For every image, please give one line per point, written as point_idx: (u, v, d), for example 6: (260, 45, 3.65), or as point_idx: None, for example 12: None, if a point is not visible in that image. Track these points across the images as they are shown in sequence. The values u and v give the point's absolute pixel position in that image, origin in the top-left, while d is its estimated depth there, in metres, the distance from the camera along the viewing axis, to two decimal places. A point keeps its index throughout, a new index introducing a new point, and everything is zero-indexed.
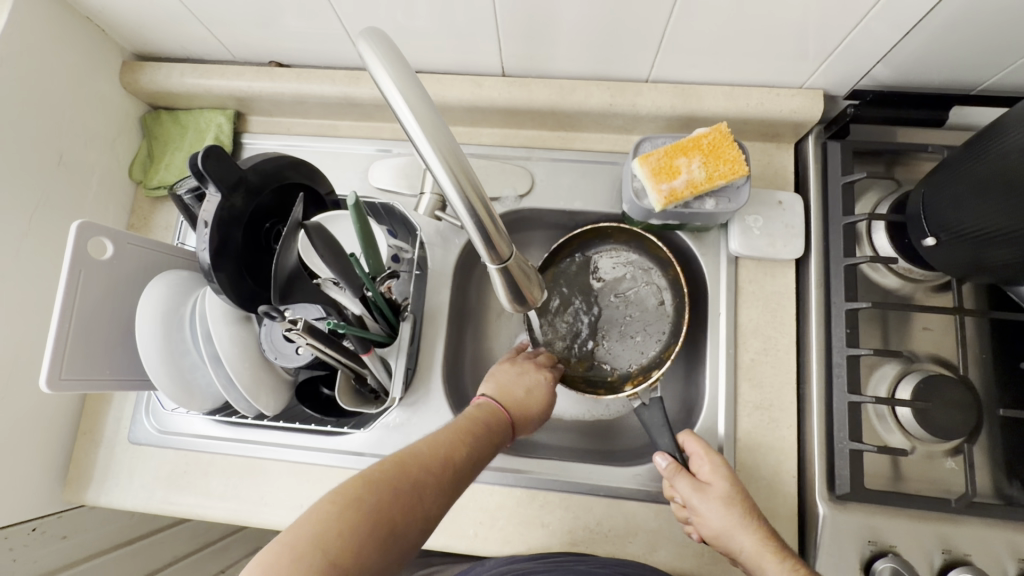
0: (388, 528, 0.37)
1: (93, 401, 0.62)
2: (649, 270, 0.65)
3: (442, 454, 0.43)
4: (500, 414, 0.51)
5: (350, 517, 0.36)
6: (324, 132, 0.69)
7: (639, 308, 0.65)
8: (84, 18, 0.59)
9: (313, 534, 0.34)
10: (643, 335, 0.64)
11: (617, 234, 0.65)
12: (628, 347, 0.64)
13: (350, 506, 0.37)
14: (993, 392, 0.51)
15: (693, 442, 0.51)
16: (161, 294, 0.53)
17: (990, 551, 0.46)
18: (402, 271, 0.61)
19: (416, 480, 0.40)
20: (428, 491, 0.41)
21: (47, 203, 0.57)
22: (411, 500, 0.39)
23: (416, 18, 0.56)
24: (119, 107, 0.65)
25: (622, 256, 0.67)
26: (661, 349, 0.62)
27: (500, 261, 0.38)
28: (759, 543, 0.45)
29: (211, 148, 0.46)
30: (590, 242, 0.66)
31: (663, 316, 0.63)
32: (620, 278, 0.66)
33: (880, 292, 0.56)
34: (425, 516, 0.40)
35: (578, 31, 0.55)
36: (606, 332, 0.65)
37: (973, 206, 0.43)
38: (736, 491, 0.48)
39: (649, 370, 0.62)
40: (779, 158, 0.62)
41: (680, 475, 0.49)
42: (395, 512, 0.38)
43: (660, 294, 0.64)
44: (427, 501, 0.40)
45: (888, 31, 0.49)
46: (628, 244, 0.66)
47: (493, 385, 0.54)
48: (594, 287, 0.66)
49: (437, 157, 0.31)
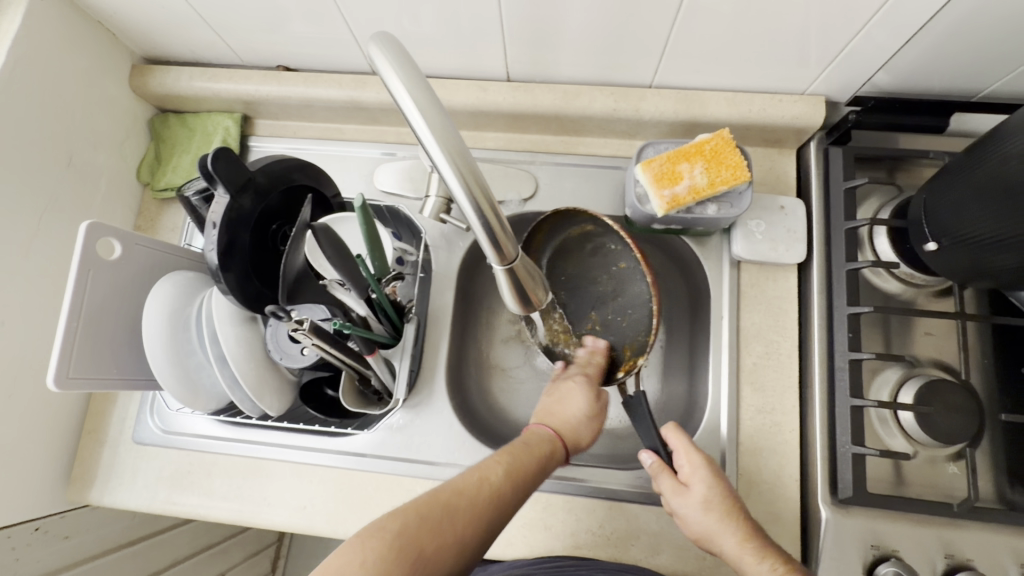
0: (418, 555, 0.37)
1: (99, 401, 0.63)
2: (624, 249, 0.61)
3: (480, 480, 0.42)
4: (549, 439, 0.50)
5: (378, 547, 0.36)
6: (330, 135, 0.70)
7: (621, 290, 0.62)
8: (95, 22, 0.60)
9: (340, 565, 0.34)
10: (631, 317, 0.61)
11: (583, 212, 0.60)
12: (617, 330, 0.62)
13: (382, 538, 0.36)
14: (995, 396, 0.51)
15: (675, 438, 0.50)
16: (168, 294, 0.53)
17: (992, 556, 0.46)
18: (407, 274, 0.60)
19: (450, 506, 0.40)
20: (464, 519, 0.40)
21: (57, 203, 0.57)
22: (443, 527, 0.38)
23: (421, 24, 0.57)
24: (128, 110, 0.66)
25: (594, 235, 0.62)
26: (646, 334, 0.59)
27: (507, 263, 0.38)
28: (739, 545, 0.44)
29: (221, 149, 0.46)
30: (559, 224, 0.62)
31: (645, 297, 0.60)
32: (598, 259, 0.63)
33: (880, 296, 0.56)
34: (460, 544, 0.39)
35: (583, 36, 0.55)
36: (598, 316, 0.63)
37: (972, 210, 0.44)
38: (715, 493, 0.46)
39: (638, 355, 0.59)
40: (782, 164, 0.63)
41: (663, 474, 0.49)
42: (427, 541, 0.37)
43: (638, 274, 0.61)
44: (462, 529, 0.39)
45: (889, 39, 0.49)
46: (595, 220, 0.61)
47: (538, 411, 0.54)
48: (573, 269, 0.64)
49: (445, 158, 0.31)
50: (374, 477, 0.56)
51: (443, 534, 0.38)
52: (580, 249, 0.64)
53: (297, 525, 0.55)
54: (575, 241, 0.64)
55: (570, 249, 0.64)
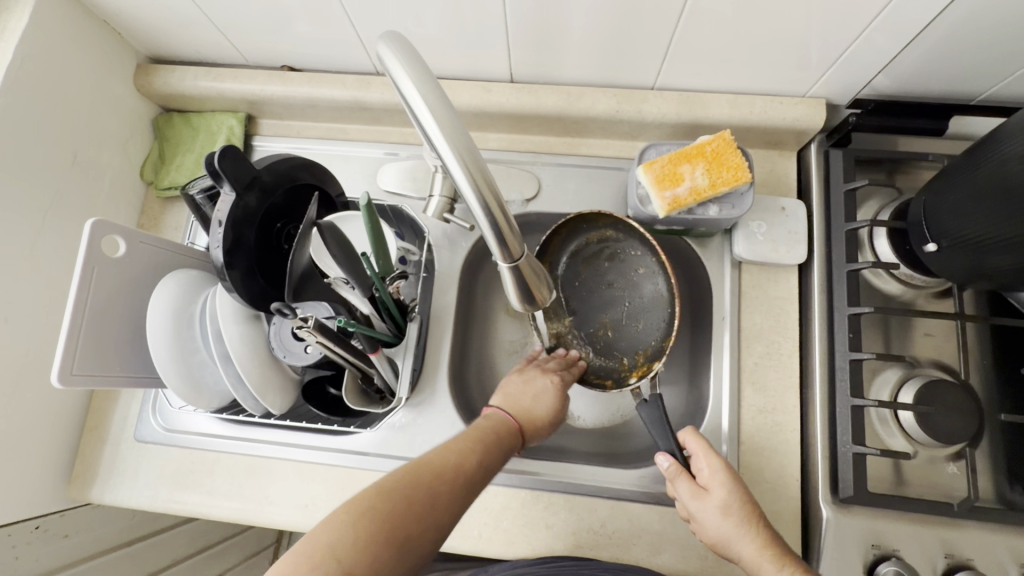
0: (404, 532, 0.38)
1: (100, 399, 0.63)
2: (641, 254, 0.63)
3: (451, 459, 0.43)
4: (511, 427, 0.51)
5: (367, 525, 0.36)
6: (334, 135, 0.70)
7: (635, 294, 0.63)
8: (101, 21, 0.61)
9: (330, 543, 0.35)
10: (646, 323, 0.62)
11: (603, 216, 0.62)
12: (631, 336, 0.63)
13: (372, 515, 0.37)
14: (994, 397, 0.52)
15: (693, 440, 0.50)
16: (172, 292, 0.53)
17: (992, 555, 0.47)
18: (411, 273, 0.61)
19: (422, 483, 0.41)
20: (445, 498, 0.41)
21: (61, 201, 0.57)
22: (427, 505, 0.40)
23: (426, 26, 0.57)
24: (132, 109, 0.66)
25: (611, 241, 0.64)
26: (662, 337, 0.61)
27: (511, 260, 0.38)
28: (759, 551, 0.44)
29: (227, 147, 0.46)
30: (577, 229, 0.64)
31: (660, 302, 0.62)
32: (613, 264, 0.64)
33: (880, 297, 0.57)
34: (438, 525, 0.40)
35: (586, 38, 0.56)
36: (613, 322, 0.64)
37: (971, 212, 0.44)
38: (735, 498, 0.46)
39: (653, 359, 0.60)
40: (782, 167, 0.63)
41: (681, 478, 0.49)
42: (413, 519, 0.39)
43: (654, 279, 0.62)
44: (435, 513, 0.40)
45: (887, 42, 0.50)
46: (615, 225, 0.63)
47: (504, 396, 0.55)
48: (589, 275, 0.65)
49: (455, 156, 0.31)
50: (376, 476, 0.56)
51: (426, 512, 0.40)
52: (596, 254, 0.65)
53: (299, 524, 0.55)
54: (589, 246, 0.64)
55: (585, 253, 0.65)
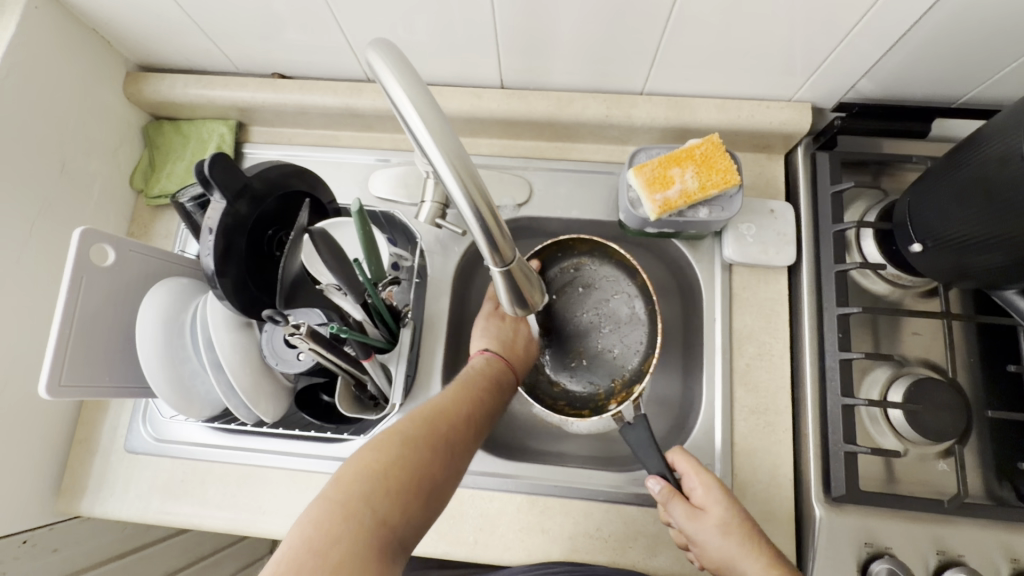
0: (426, 480, 0.41)
1: (90, 410, 0.62)
2: (616, 278, 0.65)
3: (459, 413, 0.47)
4: (504, 374, 0.55)
5: (394, 476, 0.40)
6: (325, 142, 0.70)
7: (611, 318, 0.64)
8: (89, 29, 0.60)
9: (362, 493, 0.38)
10: (623, 348, 0.63)
11: (578, 242, 0.63)
12: (607, 362, 0.63)
13: (397, 468, 0.40)
14: (981, 395, 0.52)
15: (682, 461, 0.51)
16: (163, 301, 0.53)
17: (984, 552, 0.47)
18: (402, 279, 0.61)
19: (439, 436, 0.44)
20: (457, 445, 0.45)
21: (49, 210, 0.57)
22: (443, 453, 0.44)
23: (416, 31, 0.57)
24: (121, 117, 0.66)
25: (586, 268, 0.65)
26: (641, 361, 0.61)
27: (502, 264, 0.38)
28: (765, 569, 0.44)
29: (217, 155, 0.46)
30: (551, 257, 0.65)
31: (638, 324, 0.63)
32: (588, 290, 0.65)
33: (868, 298, 0.58)
34: (453, 470, 0.44)
35: (575, 44, 0.57)
36: (588, 349, 0.65)
37: (955, 212, 0.45)
38: (732, 516, 0.47)
39: (632, 383, 0.61)
40: (771, 168, 0.64)
41: (674, 500, 0.48)
42: (434, 468, 0.42)
43: (630, 302, 0.64)
44: (450, 462, 0.44)
45: (870, 46, 0.51)
46: (591, 251, 0.65)
47: (498, 340, 0.57)
48: (563, 305, 0.66)
49: (444, 159, 0.31)
50: None
51: (444, 460, 0.43)
52: (571, 280, 0.66)
53: None
54: (565, 273, 0.66)
55: (560, 280, 0.66)
